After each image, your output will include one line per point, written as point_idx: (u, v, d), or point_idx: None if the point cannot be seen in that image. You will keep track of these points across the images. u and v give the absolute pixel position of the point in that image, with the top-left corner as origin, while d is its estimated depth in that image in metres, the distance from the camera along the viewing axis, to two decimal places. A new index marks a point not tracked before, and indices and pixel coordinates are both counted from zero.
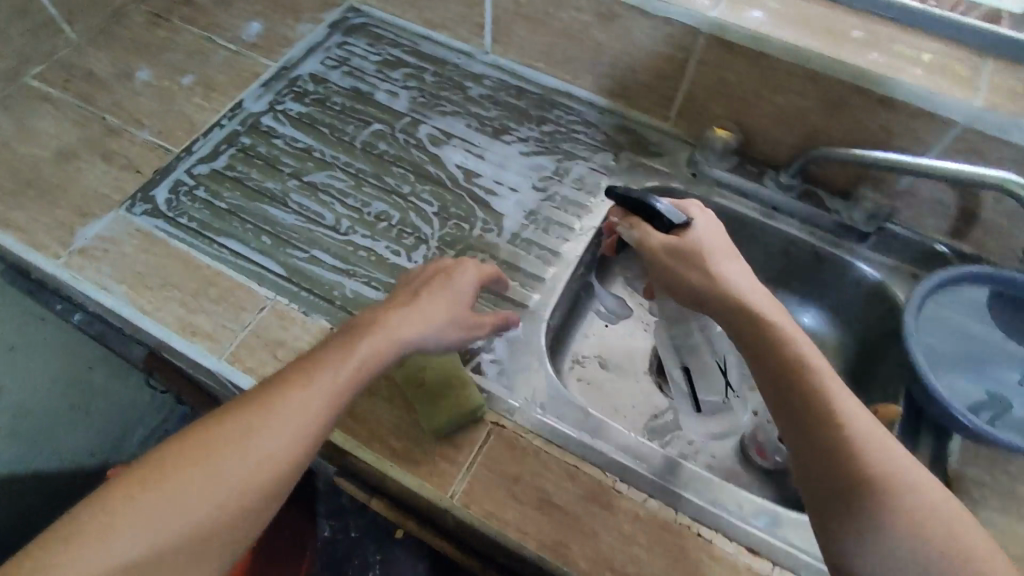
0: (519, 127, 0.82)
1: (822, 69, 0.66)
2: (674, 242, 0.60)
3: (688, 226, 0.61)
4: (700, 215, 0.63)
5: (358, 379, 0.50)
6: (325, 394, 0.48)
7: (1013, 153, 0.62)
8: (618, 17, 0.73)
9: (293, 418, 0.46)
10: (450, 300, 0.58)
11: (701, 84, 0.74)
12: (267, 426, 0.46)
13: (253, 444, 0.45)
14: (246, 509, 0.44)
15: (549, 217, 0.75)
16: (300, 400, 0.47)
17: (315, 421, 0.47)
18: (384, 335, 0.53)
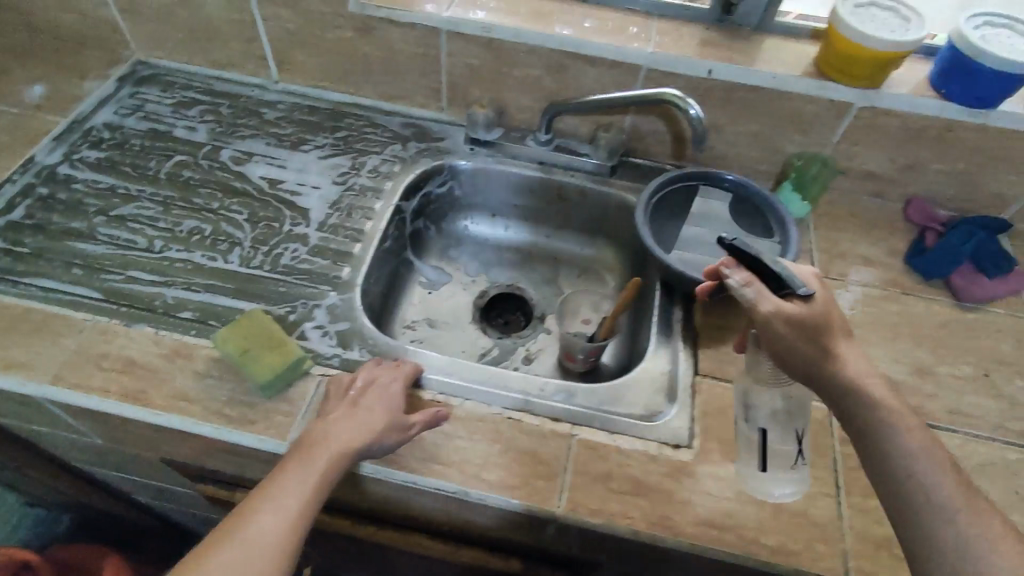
0: (315, 137, 0.93)
1: (536, 43, 0.83)
2: (799, 313, 0.53)
3: (807, 297, 0.54)
4: (823, 290, 0.55)
5: (317, 489, 0.55)
6: (289, 506, 0.53)
7: (683, 81, 0.82)
8: (373, 27, 0.86)
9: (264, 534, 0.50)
10: (384, 407, 0.62)
11: (456, 72, 0.89)
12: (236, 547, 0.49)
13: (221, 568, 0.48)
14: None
15: (351, 204, 0.85)
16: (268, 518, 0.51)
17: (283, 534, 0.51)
18: (317, 453, 0.57)
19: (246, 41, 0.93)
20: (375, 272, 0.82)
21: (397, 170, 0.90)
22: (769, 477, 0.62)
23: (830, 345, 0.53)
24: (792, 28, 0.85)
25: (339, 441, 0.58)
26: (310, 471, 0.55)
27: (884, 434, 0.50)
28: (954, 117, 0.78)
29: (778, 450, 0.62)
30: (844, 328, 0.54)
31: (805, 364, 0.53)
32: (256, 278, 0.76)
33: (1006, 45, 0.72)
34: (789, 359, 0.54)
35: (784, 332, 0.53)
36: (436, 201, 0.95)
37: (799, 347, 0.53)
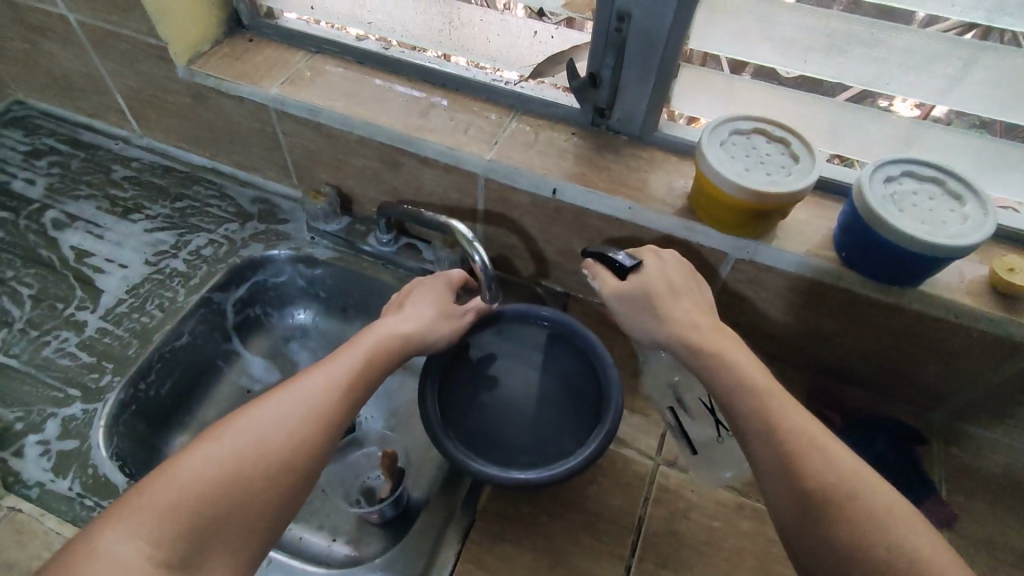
0: (152, 205, 0.85)
1: (367, 135, 0.72)
2: (622, 285, 0.58)
3: (639, 268, 0.59)
4: (653, 259, 0.59)
5: (363, 363, 0.55)
6: (325, 380, 0.53)
7: (527, 197, 0.69)
8: (206, 96, 0.78)
9: (291, 402, 0.51)
10: (435, 298, 0.63)
11: (297, 153, 0.79)
12: (261, 410, 0.50)
13: (254, 429, 0.49)
14: (249, 495, 0.46)
15: (150, 291, 0.76)
16: (292, 389, 0.52)
17: (311, 403, 0.51)
18: (376, 342, 0.57)
19: (100, 93, 0.86)
20: (159, 374, 0.72)
21: (220, 254, 0.80)
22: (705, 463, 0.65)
23: (652, 310, 0.56)
24: (680, 144, 0.69)
25: (385, 327, 0.59)
26: (354, 351, 0.56)
27: (826, 490, 0.44)
28: (857, 289, 0.60)
29: (703, 445, 0.65)
30: (684, 291, 0.57)
31: (647, 338, 0.57)
32: (8, 371, 0.69)
33: (921, 211, 0.54)
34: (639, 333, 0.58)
35: (631, 317, 0.58)
36: (271, 289, 0.85)
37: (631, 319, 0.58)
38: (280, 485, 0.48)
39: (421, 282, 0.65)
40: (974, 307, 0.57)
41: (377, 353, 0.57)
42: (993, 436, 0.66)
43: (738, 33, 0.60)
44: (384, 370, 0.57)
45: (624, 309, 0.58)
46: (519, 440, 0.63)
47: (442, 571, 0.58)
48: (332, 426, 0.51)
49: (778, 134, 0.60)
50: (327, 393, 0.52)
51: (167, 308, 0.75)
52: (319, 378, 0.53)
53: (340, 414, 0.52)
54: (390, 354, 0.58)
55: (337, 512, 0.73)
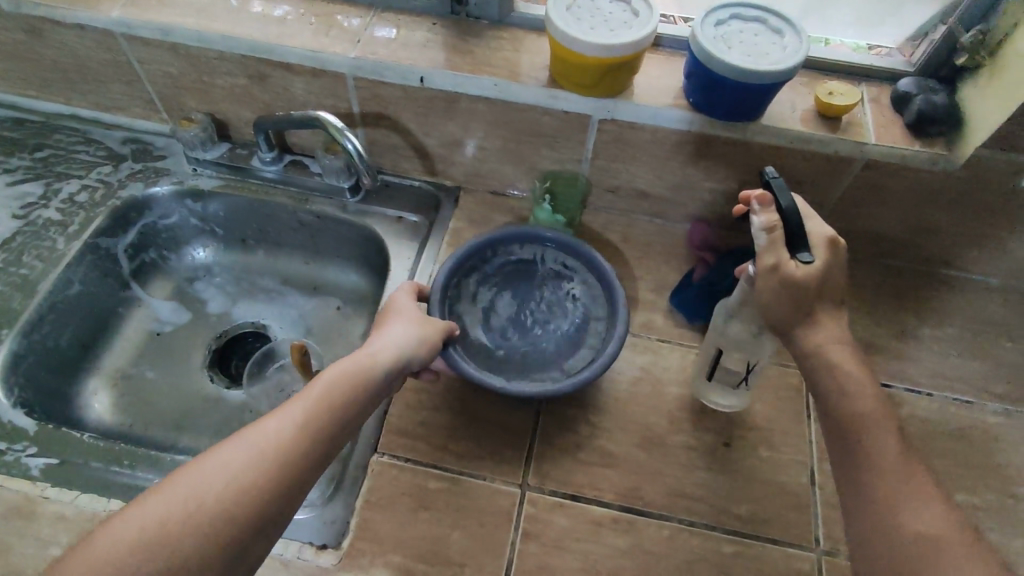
0: (10, 159, 0.80)
1: (228, 49, 0.70)
2: (794, 272, 0.50)
3: (811, 265, 0.51)
4: (829, 255, 0.52)
5: (327, 403, 0.50)
6: (281, 425, 0.47)
7: (398, 90, 0.70)
8: (42, 30, 0.73)
9: (244, 448, 0.45)
10: (406, 323, 0.59)
11: (159, 82, 0.76)
12: (210, 457, 0.45)
13: (197, 479, 0.43)
14: (182, 557, 0.40)
15: (25, 243, 0.73)
16: (248, 435, 0.46)
17: (264, 450, 0.45)
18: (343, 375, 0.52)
19: None
20: (51, 325, 0.71)
21: (98, 198, 0.77)
22: (711, 386, 0.63)
23: None
24: (538, 21, 0.71)
25: (356, 358, 0.54)
26: (315, 388, 0.50)
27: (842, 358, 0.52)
28: (707, 132, 0.66)
29: (727, 373, 0.61)
30: None
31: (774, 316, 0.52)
32: None
33: (746, 45, 0.59)
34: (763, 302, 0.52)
35: (770, 283, 0.51)
36: (162, 230, 0.83)
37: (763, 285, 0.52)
38: (227, 541, 0.42)
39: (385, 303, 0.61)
40: (806, 131, 0.64)
41: (340, 390, 0.51)
42: (845, 253, 0.76)
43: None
44: (353, 408, 0.51)
45: (762, 275, 0.51)
46: (540, 358, 0.65)
47: (366, 445, 0.62)
48: (290, 474, 0.45)
49: None
50: (282, 438, 0.46)
51: (48, 258, 0.72)
52: (274, 423, 0.47)
53: (299, 463, 0.46)
54: (358, 388, 0.52)
55: None
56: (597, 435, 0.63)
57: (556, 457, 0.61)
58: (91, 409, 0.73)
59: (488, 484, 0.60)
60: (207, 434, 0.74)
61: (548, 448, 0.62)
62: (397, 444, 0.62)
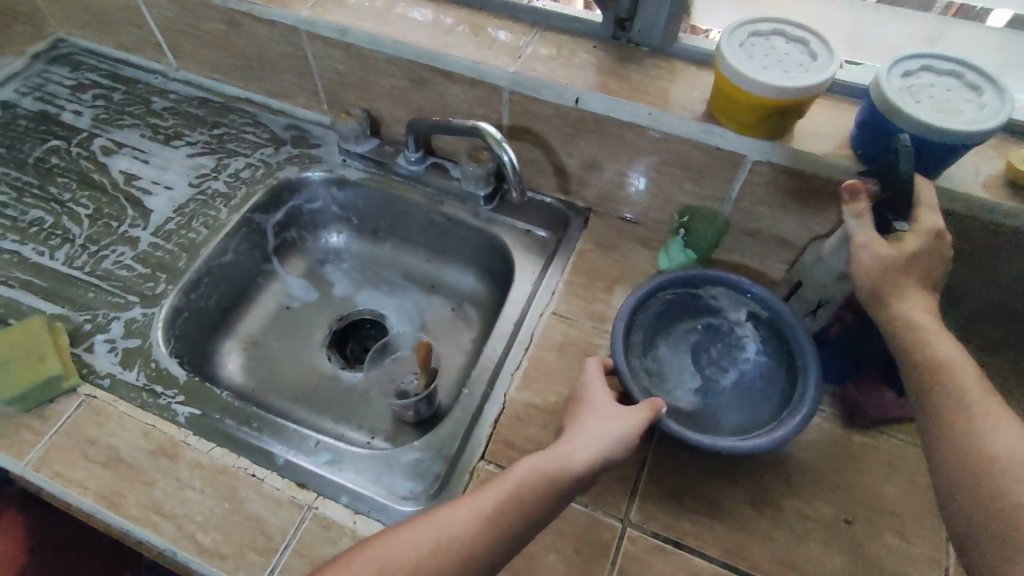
0: (192, 133, 0.89)
1: (396, 53, 0.74)
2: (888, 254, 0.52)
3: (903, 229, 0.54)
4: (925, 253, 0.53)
5: (516, 497, 0.50)
6: (467, 511, 0.50)
7: (550, 108, 0.71)
8: (239, 22, 0.81)
9: (433, 532, 0.48)
10: (605, 412, 0.56)
11: (328, 77, 0.82)
12: (406, 533, 0.49)
13: (390, 553, 0.48)
14: None
15: (196, 210, 0.81)
16: (439, 517, 0.49)
17: (448, 537, 0.48)
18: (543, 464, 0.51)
19: (137, 27, 0.90)
20: (207, 287, 0.78)
21: (259, 176, 0.84)
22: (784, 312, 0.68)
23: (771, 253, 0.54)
24: (701, 53, 0.70)
25: (556, 450, 0.53)
26: (511, 477, 0.51)
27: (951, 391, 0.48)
28: None
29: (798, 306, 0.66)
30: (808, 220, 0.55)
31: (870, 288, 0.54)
32: (72, 279, 0.75)
33: (937, 101, 0.55)
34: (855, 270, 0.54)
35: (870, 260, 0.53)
36: (308, 213, 0.89)
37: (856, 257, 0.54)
38: None
39: (584, 387, 0.59)
40: (991, 200, 0.58)
41: (531, 486, 0.50)
42: (1009, 335, 0.69)
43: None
44: (542, 504, 0.50)
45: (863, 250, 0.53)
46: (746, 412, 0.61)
47: (474, 450, 0.63)
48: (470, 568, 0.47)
49: (794, 34, 0.61)
50: (465, 529, 0.49)
51: (212, 226, 0.80)
52: (461, 510, 0.50)
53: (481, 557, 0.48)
54: (550, 481, 0.51)
55: (374, 412, 0.79)
56: (706, 484, 0.61)
57: (660, 499, 0.60)
58: (226, 369, 0.79)
59: (588, 513, 0.59)
60: (323, 410, 0.79)
61: (653, 488, 0.60)
62: (503, 454, 0.62)
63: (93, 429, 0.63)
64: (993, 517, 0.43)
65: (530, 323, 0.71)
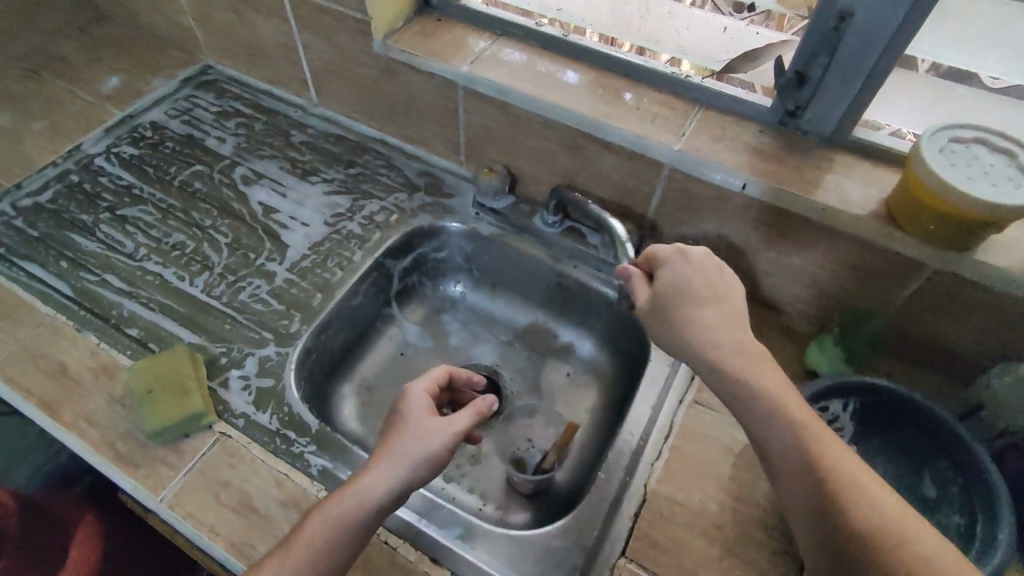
0: (328, 170, 0.90)
1: (554, 117, 0.73)
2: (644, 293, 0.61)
3: None
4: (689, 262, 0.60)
5: (319, 545, 0.50)
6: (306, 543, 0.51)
7: (711, 189, 0.69)
8: (395, 70, 0.82)
9: None
10: (400, 431, 0.58)
11: (472, 131, 0.83)
12: None
13: None
14: None
15: (331, 249, 0.82)
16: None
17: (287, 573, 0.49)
18: (344, 496, 0.53)
19: (289, 64, 0.93)
20: (335, 329, 0.78)
21: (393, 221, 0.85)
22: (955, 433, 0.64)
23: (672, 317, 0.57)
24: (877, 149, 0.67)
25: (356, 484, 0.54)
26: (303, 534, 0.51)
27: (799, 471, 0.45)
28: None
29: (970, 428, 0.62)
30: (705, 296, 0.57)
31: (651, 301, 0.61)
32: (210, 308, 0.75)
33: None
34: (654, 326, 0.59)
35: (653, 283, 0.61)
36: (432, 261, 0.89)
37: (646, 286, 0.62)
38: None
39: (402, 400, 0.62)
40: None
41: (328, 534, 0.51)
42: None
43: (955, 34, 0.59)
44: (337, 543, 0.51)
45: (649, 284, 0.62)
46: None
47: (613, 543, 0.60)
48: None
49: (1001, 144, 0.58)
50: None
51: (346, 268, 0.80)
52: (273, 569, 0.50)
53: None
54: (344, 523, 0.51)
55: (486, 476, 0.76)
56: None
57: None
58: (342, 416, 0.78)
59: None
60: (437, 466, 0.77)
61: None
62: (646, 552, 0.58)
63: (227, 471, 0.62)
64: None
65: (669, 409, 0.69)
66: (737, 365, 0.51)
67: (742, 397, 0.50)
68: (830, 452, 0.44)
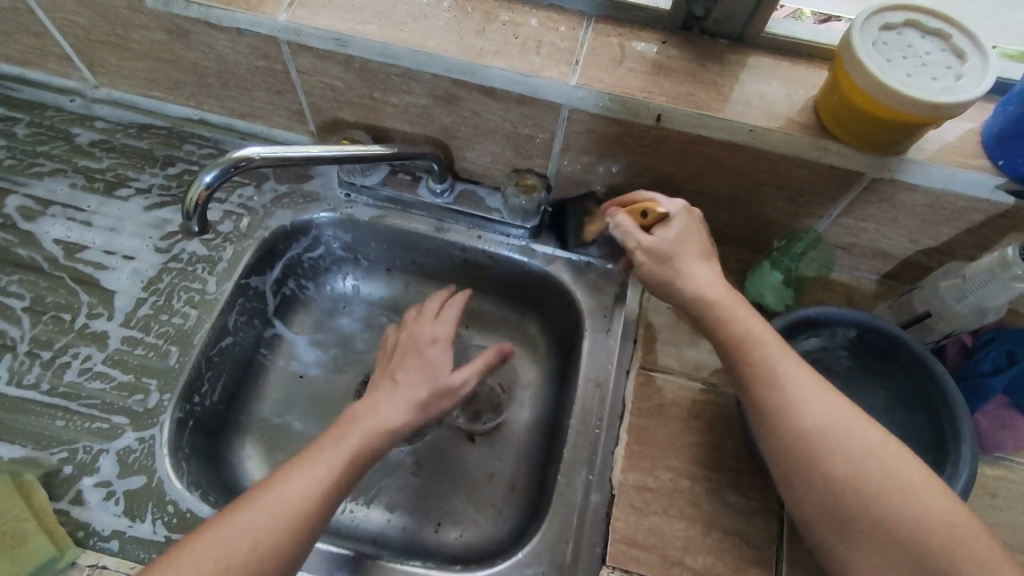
0: (138, 174, 0.69)
1: (416, 67, 0.57)
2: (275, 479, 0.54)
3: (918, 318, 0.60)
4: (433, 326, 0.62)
5: (353, 460, 0.51)
6: (301, 490, 0.48)
7: (621, 127, 0.58)
8: (188, 31, 0.60)
9: (274, 505, 0.46)
10: (414, 360, 0.59)
11: (315, 95, 0.64)
12: (253, 511, 0.46)
13: (246, 533, 0.45)
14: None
15: (173, 283, 0.64)
16: (278, 494, 0.47)
17: (279, 514, 0.46)
18: (371, 420, 0.54)
19: (32, 37, 0.66)
20: (208, 381, 0.63)
21: (244, 228, 0.67)
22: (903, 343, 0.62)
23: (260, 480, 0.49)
24: (792, 46, 0.58)
25: (372, 419, 0.54)
26: (316, 464, 0.50)
27: (799, 441, 0.46)
28: (1010, 200, 0.54)
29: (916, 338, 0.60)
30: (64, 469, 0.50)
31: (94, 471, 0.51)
32: (29, 404, 0.57)
33: None
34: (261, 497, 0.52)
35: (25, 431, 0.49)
36: (308, 261, 0.73)
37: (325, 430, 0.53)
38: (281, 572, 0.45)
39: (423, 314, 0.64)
40: None
41: (361, 453, 0.52)
42: None
43: None
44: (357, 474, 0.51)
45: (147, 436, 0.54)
46: None
47: (591, 553, 0.54)
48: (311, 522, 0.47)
49: (932, 26, 0.50)
50: (311, 496, 0.48)
51: (200, 303, 0.63)
52: (298, 481, 0.48)
53: (320, 520, 0.48)
54: (362, 449, 0.52)
55: (436, 492, 0.67)
56: None
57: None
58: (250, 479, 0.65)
59: None
60: (377, 497, 0.67)
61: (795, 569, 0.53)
62: (627, 556, 0.53)
63: None
64: (866, 530, 0.43)
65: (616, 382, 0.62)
66: (760, 340, 0.49)
67: (752, 348, 0.49)
68: (823, 407, 0.46)
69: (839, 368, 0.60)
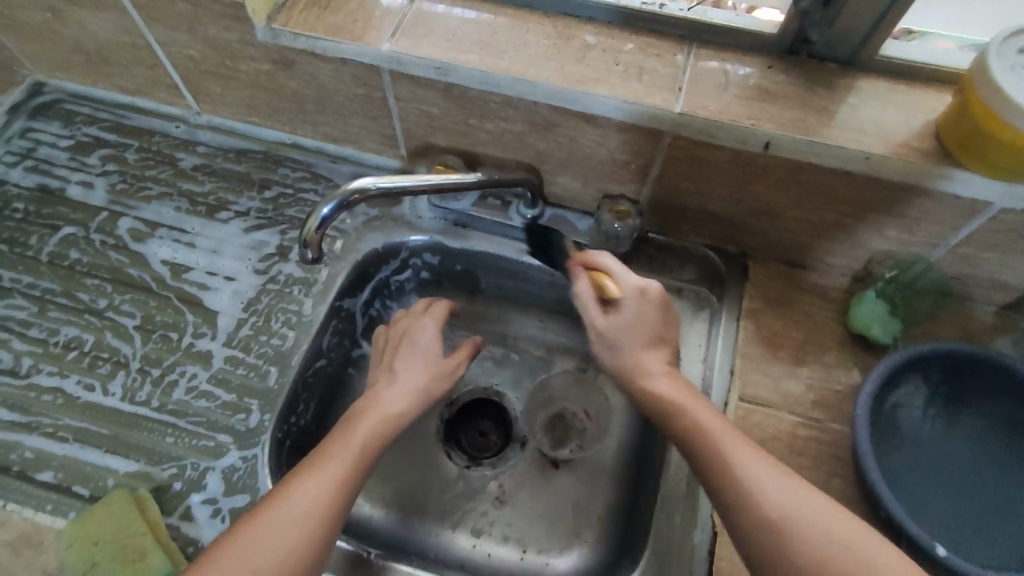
0: (237, 198, 0.72)
1: (518, 95, 0.57)
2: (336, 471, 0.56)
3: None
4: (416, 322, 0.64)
5: (355, 464, 0.51)
6: (319, 487, 0.48)
7: (724, 154, 0.57)
8: (295, 61, 0.62)
9: (291, 512, 0.47)
10: (422, 355, 0.61)
11: (411, 121, 0.65)
12: (271, 519, 0.46)
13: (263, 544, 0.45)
14: None
15: (271, 305, 0.66)
16: (292, 497, 0.47)
17: (302, 519, 0.47)
18: (378, 411, 0.56)
19: (148, 68, 0.70)
20: (304, 402, 0.64)
21: (338, 251, 0.69)
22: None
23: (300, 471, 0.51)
24: (909, 69, 0.56)
25: (377, 408, 0.56)
26: (332, 462, 0.51)
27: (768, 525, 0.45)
28: None
29: None
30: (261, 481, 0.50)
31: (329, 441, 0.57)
32: (141, 420, 0.60)
33: None
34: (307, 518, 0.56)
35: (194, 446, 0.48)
36: (395, 283, 0.74)
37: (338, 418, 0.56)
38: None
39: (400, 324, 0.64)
40: None
41: (369, 452, 0.53)
42: None
43: None
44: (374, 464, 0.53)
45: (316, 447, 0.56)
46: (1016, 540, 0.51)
47: None
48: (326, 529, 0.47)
49: None
50: (323, 494, 0.48)
51: (296, 325, 0.65)
52: (314, 480, 0.49)
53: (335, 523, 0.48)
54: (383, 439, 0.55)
55: (520, 519, 0.67)
56: None
57: None
58: None
59: None
60: (462, 522, 0.67)
61: None
62: None
63: None
64: None
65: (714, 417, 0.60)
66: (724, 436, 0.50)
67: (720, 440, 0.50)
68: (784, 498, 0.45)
69: (960, 406, 0.56)
